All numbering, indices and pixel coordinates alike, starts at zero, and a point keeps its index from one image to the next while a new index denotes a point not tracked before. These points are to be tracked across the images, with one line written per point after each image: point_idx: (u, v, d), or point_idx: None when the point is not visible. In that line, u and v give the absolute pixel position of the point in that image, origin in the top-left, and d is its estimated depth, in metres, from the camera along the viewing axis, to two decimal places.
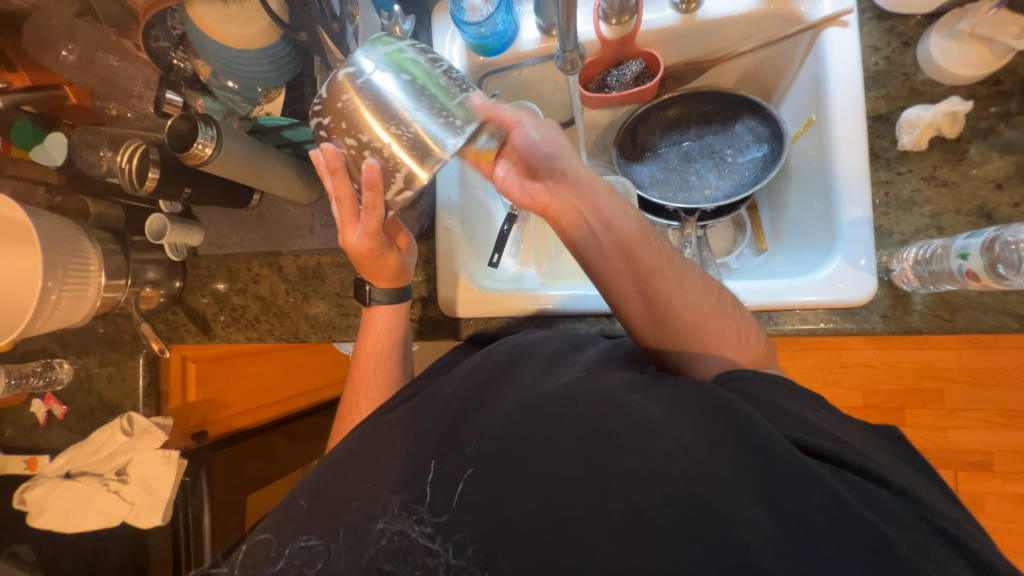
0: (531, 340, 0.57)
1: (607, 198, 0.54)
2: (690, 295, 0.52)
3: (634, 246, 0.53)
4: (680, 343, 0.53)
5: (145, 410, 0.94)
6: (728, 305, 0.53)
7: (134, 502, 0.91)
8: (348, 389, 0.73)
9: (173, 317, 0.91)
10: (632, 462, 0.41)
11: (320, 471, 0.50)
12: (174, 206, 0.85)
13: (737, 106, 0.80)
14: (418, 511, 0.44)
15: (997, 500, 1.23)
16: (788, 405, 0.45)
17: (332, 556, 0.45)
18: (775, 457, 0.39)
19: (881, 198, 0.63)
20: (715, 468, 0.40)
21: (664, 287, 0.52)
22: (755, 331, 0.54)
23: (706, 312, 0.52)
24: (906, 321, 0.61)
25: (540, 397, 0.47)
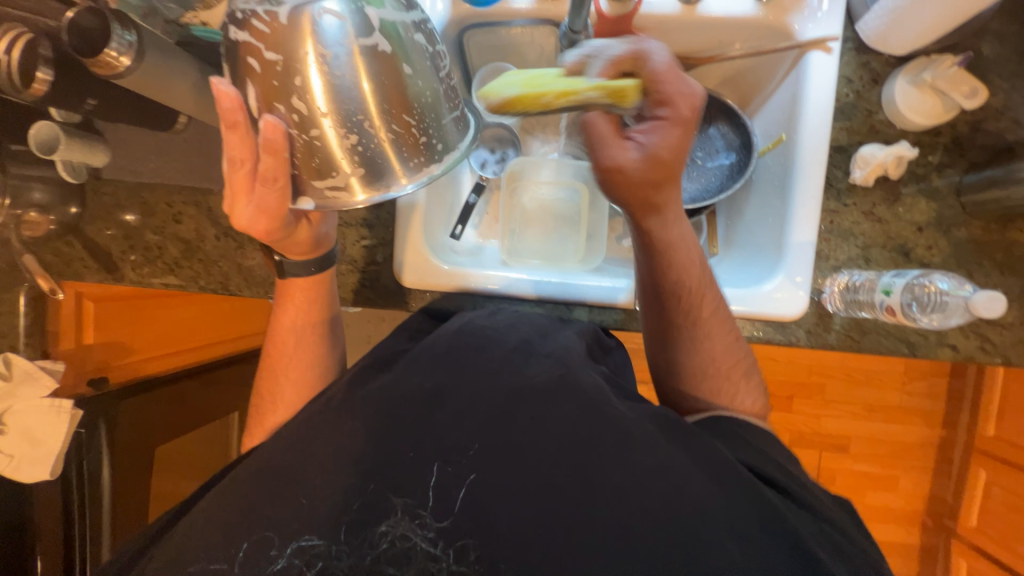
0: (500, 326, 0.57)
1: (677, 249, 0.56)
2: (717, 348, 0.58)
3: (678, 297, 0.57)
4: (686, 381, 0.59)
5: (26, 352, 0.82)
6: (723, 365, 0.58)
7: (13, 454, 0.80)
8: (264, 367, 0.64)
9: (66, 249, 0.77)
10: (620, 476, 0.44)
11: (277, 451, 0.47)
12: (71, 115, 0.68)
13: (715, 109, 0.81)
14: (421, 515, 0.43)
15: (847, 475, 1.47)
16: (749, 435, 0.53)
17: (334, 557, 0.42)
18: (733, 479, 0.45)
19: (826, 225, 0.69)
20: (687, 488, 0.44)
21: (697, 335, 0.58)
22: (757, 396, 0.59)
23: (717, 367, 0.58)
24: (825, 338, 0.68)
25: (522, 391, 0.49)
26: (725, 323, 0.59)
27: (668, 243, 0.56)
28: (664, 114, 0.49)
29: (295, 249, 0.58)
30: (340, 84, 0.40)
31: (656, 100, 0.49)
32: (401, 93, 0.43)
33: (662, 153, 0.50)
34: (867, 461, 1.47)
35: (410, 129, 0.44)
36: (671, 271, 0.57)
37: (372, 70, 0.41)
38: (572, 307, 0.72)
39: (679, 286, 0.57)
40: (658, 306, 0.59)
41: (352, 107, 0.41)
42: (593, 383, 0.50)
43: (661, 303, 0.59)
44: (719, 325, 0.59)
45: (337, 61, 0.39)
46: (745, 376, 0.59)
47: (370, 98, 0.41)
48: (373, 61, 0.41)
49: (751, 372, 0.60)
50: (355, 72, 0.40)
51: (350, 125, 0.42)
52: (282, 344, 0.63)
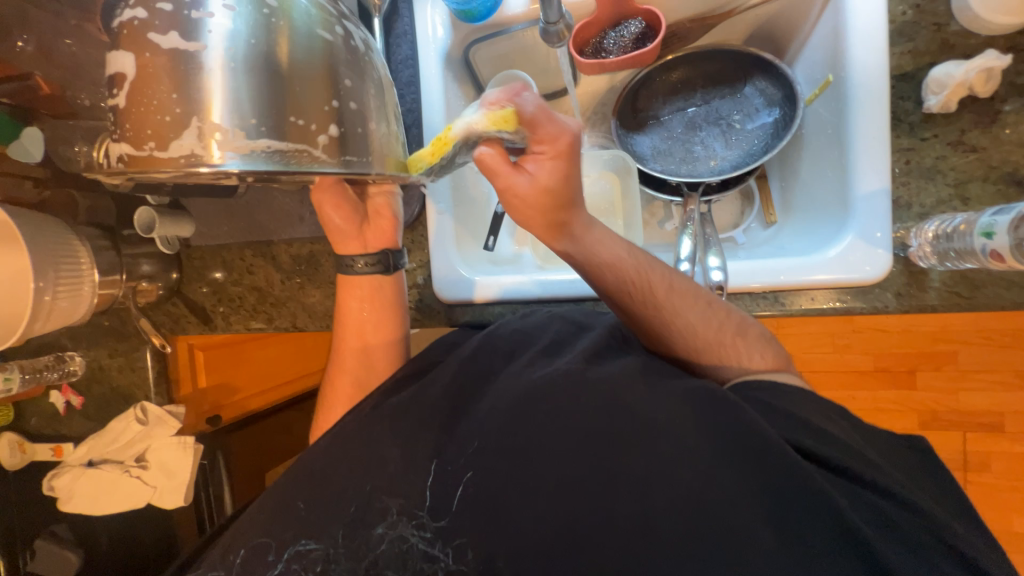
0: (531, 325, 0.58)
1: (604, 245, 0.52)
2: (694, 324, 0.52)
3: (634, 289, 0.52)
4: (681, 360, 0.54)
5: (157, 399, 0.95)
6: (715, 334, 0.52)
7: (157, 485, 0.95)
8: (325, 388, 0.70)
9: (174, 309, 0.91)
10: (646, 468, 0.42)
11: (317, 462, 0.50)
12: (162, 198, 0.81)
13: (748, 66, 0.74)
14: (418, 516, 0.46)
15: (1005, 459, 1.18)
16: (808, 415, 0.46)
17: (332, 560, 0.46)
18: (775, 463, 0.40)
19: (902, 167, 0.59)
20: (718, 480, 0.41)
21: (665, 320, 0.52)
22: (764, 347, 0.53)
23: (709, 338, 0.52)
24: (922, 299, 0.58)
25: (541, 385, 0.49)
26: (688, 291, 0.53)
27: (590, 247, 0.52)
28: (545, 153, 0.46)
29: (353, 240, 0.66)
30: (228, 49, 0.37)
31: (535, 141, 0.46)
32: (313, 85, 0.39)
33: (553, 184, 0.47)
34: None
35: (320, 125, 0.40)
36: (604, 272, 0.53)
37: (276, 50, 0.38)
38: None
39: (622, 283, 0.52)
40: (615, 306, 0.55)
41: (245, 84, 0.37)
42: (613, 377, 0.48)
43: (619, 301, 0.54)
44: (688, 296, 0.52)
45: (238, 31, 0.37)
46: (738, 333, 0.52)
47: (284, 96, 0.38)
48: (280, 42, 0.38)
49: (745, 326, 0.53)
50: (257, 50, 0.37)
51: (233, 102, 0.37)
52: (342, 366, 0.68)
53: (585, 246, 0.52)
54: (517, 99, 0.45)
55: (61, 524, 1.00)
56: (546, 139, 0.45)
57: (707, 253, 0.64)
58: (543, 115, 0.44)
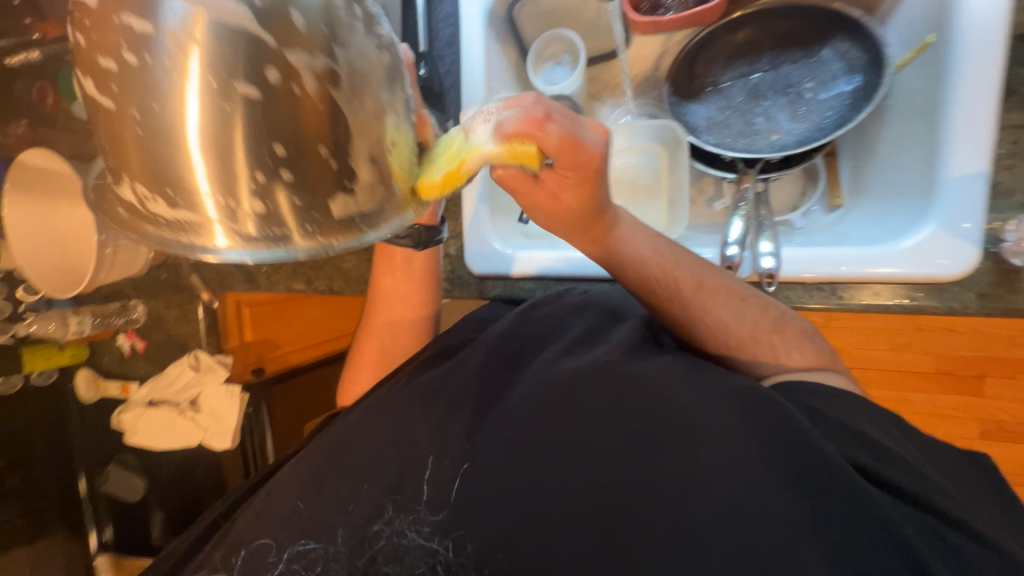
0: (562, 311, 0.58)
1: (626, 244, 0.51)
2: (723, 322, 0.49)
3: (658, 288, 0.51)
4: (712, 353, 0.52)
5: (208, 348, 1.04)
6: (747, 331, 0.49)
7: (207, 428, 1.04)
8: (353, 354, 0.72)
9: (222, 266, 0.96)
10: (678, 470, 0.41)
11: (345, 438, 0.53)
12: None
13: (829, 25, 0.65)
14: (416, 510, 0.47)
15: None
16: (861, 423, 0.41)
17: (332, 559, 0.47)
18: (827, 477, 0.37)
19: (1008, 147, 0.51)
20: (771, 500, 0.38)
21: (692, 316, 0.51)
22: (805, 344, 0.49)
23: (739, 335, 0.49)
24: (1011, 301, 0.51)
25: (575, 378, 0.49)
26: (718, 288, 0.50)
27: (615, 247, 0.51)
28: (571, 178, 0.41)
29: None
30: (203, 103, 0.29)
31: (562, 168, 0.40)
32: (271, 119, 0.30)
33: (577, 206, 0.45)
34: None
35: (321, 197, 0.33)
36: (628, 272, 0.52)
37: (235, 84, 0.29)
38: None
39: (646, 281, 0.52)
40: (641, 302, 0.54)
41: (193, 117, 0.29)
42: (652, 371, 0.47)
43: (645, 298, 0.53)
44: (720, 296, 0.49)
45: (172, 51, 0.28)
46: (775, 330, 0.49)
47: (272, 162, 0.31)
48: (229, 51, 0.29)
49: (787, 322, 0.49)
50: (204, 74, 0.29)
51: (220, 176, 0.31)
52: (371, 333, 0.70)
53: (612, 248, 0.51)
54: (538, 131, 0.37)
55: (128, 453, 1.12)
56: (571, 166, 0.40)
57: (759, 237, 0.59)
58: (569, 143, 0.38)
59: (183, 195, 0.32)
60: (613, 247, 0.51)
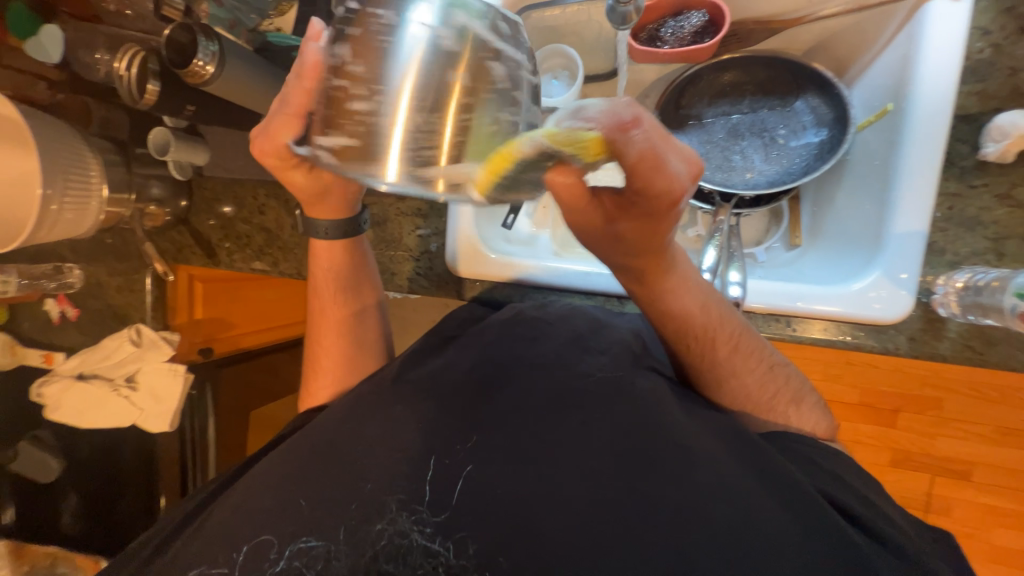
0: (560, 323, 0.61)
1: (675, 296, 0.50)
2: (749, 385, 0.52)
3: (696, 344, 0.52)
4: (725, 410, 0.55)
5: (153, 323, 0.97)
6: (768, 397, 0.53)
7: (143, 408, 0.95)
8: (311, 339, 0.69)
9: (179, 237, 0.90)
10: (675, 493, 0.44)
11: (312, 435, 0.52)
12: (180, 121, 0.79)
13: (804, 80, 0.71)
14: (418, 511, 0.45)
15: (965, 507, 1.20)
16: (831, 466, 0.48)
17: (333, 557, 0.44)
18: (796, 499, 0.43)
19: (943, 212, 0.57)
20: (756, 519, 0.42)
21: (720, 375, 0.53)
22: (819, 418, 0.53)
23: (759, 400, 0.53)
24: (935, 347, 0.57)
25: (571, 396, 0.52)
26: (751, 353, 0.52)
27: (663, 298, 0.50)
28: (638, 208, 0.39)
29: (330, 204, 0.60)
30: (419, 75, 0.37)
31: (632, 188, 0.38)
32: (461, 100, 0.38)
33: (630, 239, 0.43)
34: (996, 493, 1.17)
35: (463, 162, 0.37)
36: (668, 323, 0.52)
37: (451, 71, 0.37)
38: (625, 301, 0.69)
39: (684, 335, 0.52)
40: (672, 349, 0.55)
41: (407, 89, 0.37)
42: (652, 394, 0.51)
43: (678, 347, 0.54)
44: (752, 362, 0.52)
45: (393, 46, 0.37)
46: (792, 401, 0.53)
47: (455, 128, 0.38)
48: (451, 47, 0.38)
49: (801, 395, 0.54)
50: (420, 81, 0.37)
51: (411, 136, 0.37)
52: (325, 331, 0.67)
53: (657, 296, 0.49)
54: (618, 135, 0.34)
55: (45, 430, 1.02)
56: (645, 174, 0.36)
57: (729, 267, 0.63)
58: (646, 162, 0.35)
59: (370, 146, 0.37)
60: (655, 296, 0.50)
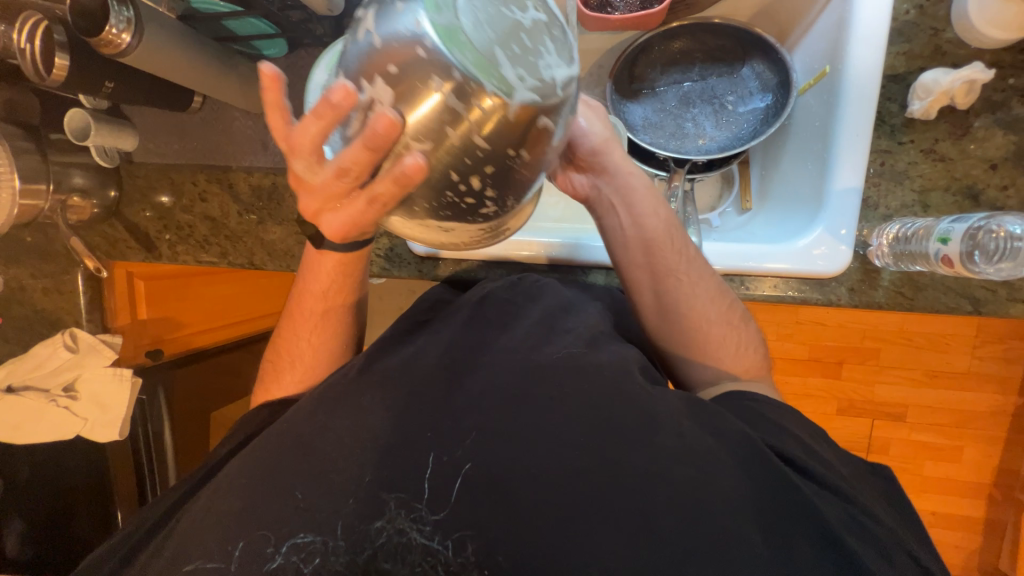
0: (517, 305, 0.61)
1: (652, 197, 0.60)
2: (707, 295, 0.58)
3: (657, 245, 0.59)
4: (686, 342, 0.59)
5: (89, 327, 0.89)
6: (723, 313, 0.58)
7: (87, 417, 0.89)
8: (286, 333, 0.64)
9: (111, 231, 0.83)
10: (643, 459, 0.45)
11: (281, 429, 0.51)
12: (100, 102, 0.72)
13: (749, 46, 0.73)
14: (416, 509, 0.44)
15: (901, 445, 1.31)
16: (773, 416, 0.51)
17: (332, 553, 0.43)
18: (748, 453, 0.45)
19: (876, 168, 0.61)
20: (714, 474, 0.44)
21: (681, 285, 0.58)
22: (756, 345, 0.59)
23: (712, 317, 0.58)
24: (871, 296, 0.62)
25: (539, 369, 0.51)
26: (706, 265, 0.60)
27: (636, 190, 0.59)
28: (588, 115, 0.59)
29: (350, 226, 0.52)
30: (447, 144, 0.34)
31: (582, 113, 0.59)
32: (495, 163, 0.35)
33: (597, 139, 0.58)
34: (927, 430, 1.29)
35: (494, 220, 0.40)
36: (643, 219, 0.59)
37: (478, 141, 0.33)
38: (588, 271, 0.70)
39: (653, 233, 0.59)
40: (635, 260, 0.60)
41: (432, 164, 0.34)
42: (611, 363, 0.52)
43: (644, 253, 0.59)
44: (703, 266, 0.59)
45: (410, 97, 0.32)
46: (741, 320, 0.59)
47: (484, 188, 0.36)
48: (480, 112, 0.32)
49: (746, 322, 0.60)
50: (442, 151, 0.34)
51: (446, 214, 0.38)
52: (299, 326, 0.63)
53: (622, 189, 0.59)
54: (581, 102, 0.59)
55: None
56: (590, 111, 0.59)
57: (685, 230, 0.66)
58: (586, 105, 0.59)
59: (415, 211, 0.37)
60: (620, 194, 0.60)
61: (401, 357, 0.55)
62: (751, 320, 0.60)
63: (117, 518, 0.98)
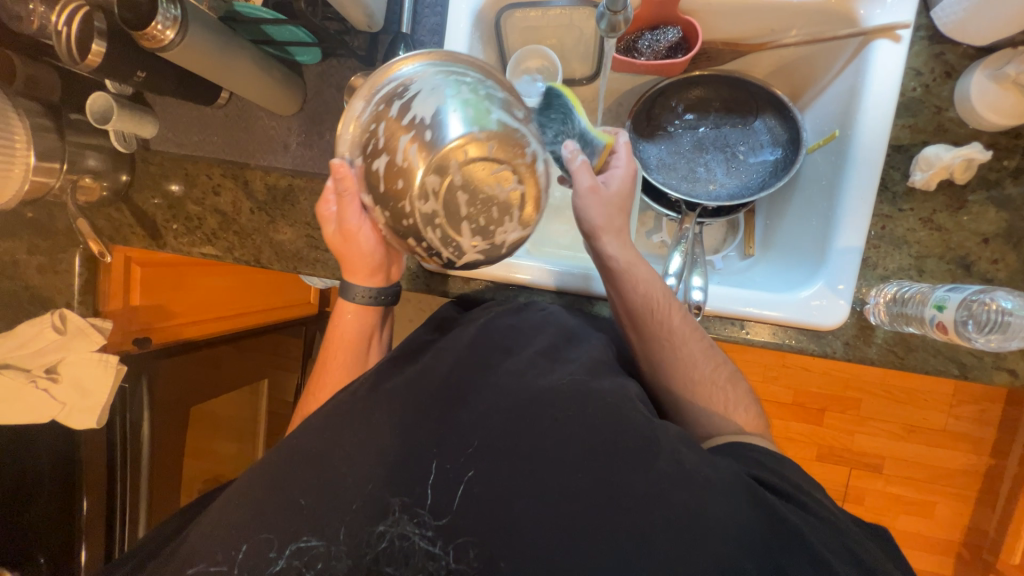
0: (525, 324, 0.61)
1: (639, 265, 0.59)
2: (693, 360, 0.59)
3: (643, 316, 0.59)
4: (674, 402, 0.61)
5: (80, 309, 0.87)
6: (708, 376, 0.59)
7: (66, 402, 0.86)
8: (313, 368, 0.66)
9: (117, 215, 0.82)
10: (644, 485, 0.45)
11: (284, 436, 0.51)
12: (124, 89, 0.73)
13: (763, 101, 0.77)
14: (419, 514, 0.45)
15: (876, 496, 1.33)
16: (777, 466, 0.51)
17: (334, 558, 0.44)
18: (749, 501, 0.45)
19: (877, 231, 0.64)
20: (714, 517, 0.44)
21: (666, 352, 0.59)
22: (747, 401, 0.60)
23: (697, 380, 0.59)
24: (864, 352, 0.64)
25: (547, 397, 0.50)
26: (694, 329, 0.60)
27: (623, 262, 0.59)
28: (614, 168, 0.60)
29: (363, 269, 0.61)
30: (402, 199, 0.42)
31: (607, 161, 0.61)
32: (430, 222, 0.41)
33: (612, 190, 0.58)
34: (902, 484, 1.32)
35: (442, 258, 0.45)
36: (628, 292, 0.59)
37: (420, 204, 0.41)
38: (594, 301, 0.72)
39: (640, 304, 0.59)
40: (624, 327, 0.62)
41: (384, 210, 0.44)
42: (614, 392, 0.51)
43: (630, 322, 0.60)
44: (689, 332, 0.60)
45: (383, 164, 0.42)
46: (727, 380, 0.60)
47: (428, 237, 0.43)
48: (420, 182, 0.40)
49: (733, 379, 0.61)
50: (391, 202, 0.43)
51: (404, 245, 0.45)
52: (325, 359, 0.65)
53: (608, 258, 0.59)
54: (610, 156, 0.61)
55: None
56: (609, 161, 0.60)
57: (692, 273, 0.67)
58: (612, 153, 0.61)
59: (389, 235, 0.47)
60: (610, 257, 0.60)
61: (407, 371, 0.56)
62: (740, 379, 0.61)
63: (81, 502, 0.95)
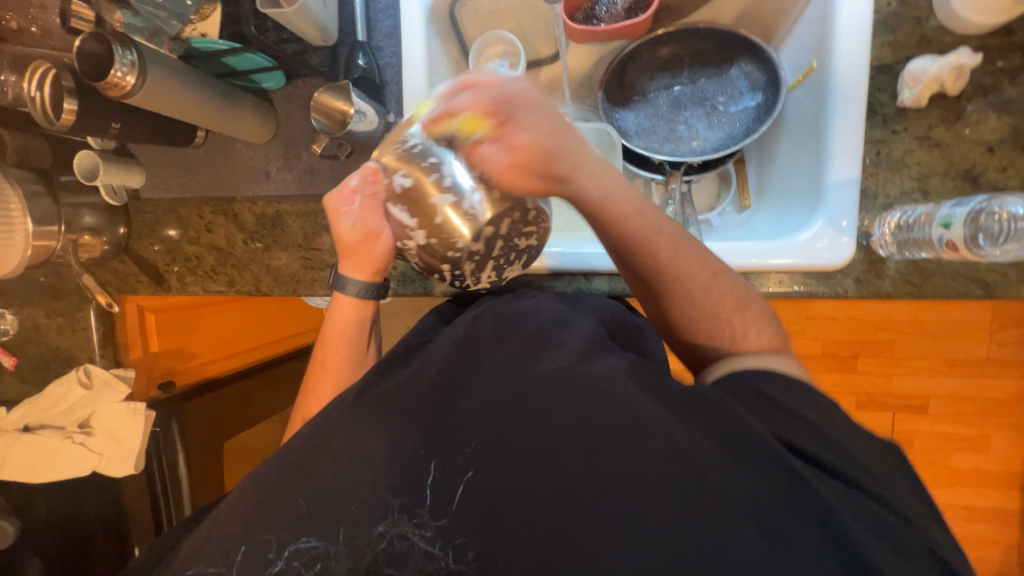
0: (521, 311, 0.60)
1: (615, 194, 0.52)
2: (690, 293, 0.54)
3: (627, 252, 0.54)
4: (680, 334, 0.57)
5: (102, 361, 0.90)
6: (710, 306, 0.54)
7: (102, 452, 0.89)
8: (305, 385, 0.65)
9: (121, 267, 0.84)
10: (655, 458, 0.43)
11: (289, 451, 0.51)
12: (107, 143, 0.76)
13: (736, 47, 0.74)
14: (419, 514, 0.45)
15: (925, 437, 1.28)
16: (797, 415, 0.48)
17: (333, 558, 0.44)
18: (758, 455, 0.41)
19: (872, 158, 0.61)
20: None
21: (659, 284, 0.54)
22: (760, 324, 0.53)
23: (697, 313, 0.54)
24: (878, 286, 0.61)
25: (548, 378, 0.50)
26: (688, 258, 0.53)
27: (595, 199, 0.51)
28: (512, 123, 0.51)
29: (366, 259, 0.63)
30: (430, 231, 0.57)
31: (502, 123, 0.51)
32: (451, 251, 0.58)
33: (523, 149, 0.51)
34: (950, 421, 1.26)
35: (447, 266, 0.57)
36: (606, 229, 0.53)
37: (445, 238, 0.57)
38: (590, 277, 0.71)
39: (621, 241, 0.53)
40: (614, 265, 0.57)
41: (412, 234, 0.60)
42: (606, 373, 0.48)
43: (618, 259, 0.56)
44: (683, 262, 0.53)
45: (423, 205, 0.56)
46: (736, 308, 0.54)
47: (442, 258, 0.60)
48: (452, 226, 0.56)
49: (746, 302, 0.54)
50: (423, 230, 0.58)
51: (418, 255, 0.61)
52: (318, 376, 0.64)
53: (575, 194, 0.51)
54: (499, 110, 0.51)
55: None
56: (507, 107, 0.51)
57: None
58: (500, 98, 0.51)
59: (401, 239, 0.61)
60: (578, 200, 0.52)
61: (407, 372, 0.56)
62: (754, 302, 0.54)
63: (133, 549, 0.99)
